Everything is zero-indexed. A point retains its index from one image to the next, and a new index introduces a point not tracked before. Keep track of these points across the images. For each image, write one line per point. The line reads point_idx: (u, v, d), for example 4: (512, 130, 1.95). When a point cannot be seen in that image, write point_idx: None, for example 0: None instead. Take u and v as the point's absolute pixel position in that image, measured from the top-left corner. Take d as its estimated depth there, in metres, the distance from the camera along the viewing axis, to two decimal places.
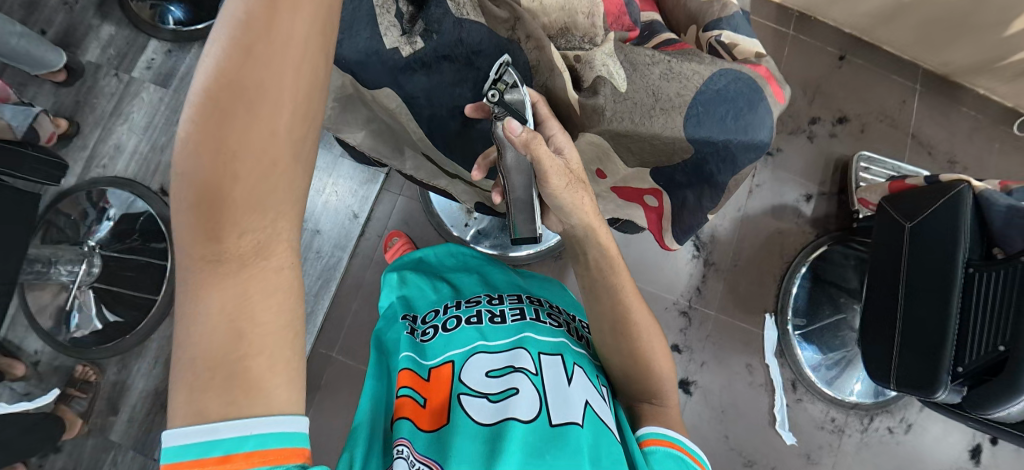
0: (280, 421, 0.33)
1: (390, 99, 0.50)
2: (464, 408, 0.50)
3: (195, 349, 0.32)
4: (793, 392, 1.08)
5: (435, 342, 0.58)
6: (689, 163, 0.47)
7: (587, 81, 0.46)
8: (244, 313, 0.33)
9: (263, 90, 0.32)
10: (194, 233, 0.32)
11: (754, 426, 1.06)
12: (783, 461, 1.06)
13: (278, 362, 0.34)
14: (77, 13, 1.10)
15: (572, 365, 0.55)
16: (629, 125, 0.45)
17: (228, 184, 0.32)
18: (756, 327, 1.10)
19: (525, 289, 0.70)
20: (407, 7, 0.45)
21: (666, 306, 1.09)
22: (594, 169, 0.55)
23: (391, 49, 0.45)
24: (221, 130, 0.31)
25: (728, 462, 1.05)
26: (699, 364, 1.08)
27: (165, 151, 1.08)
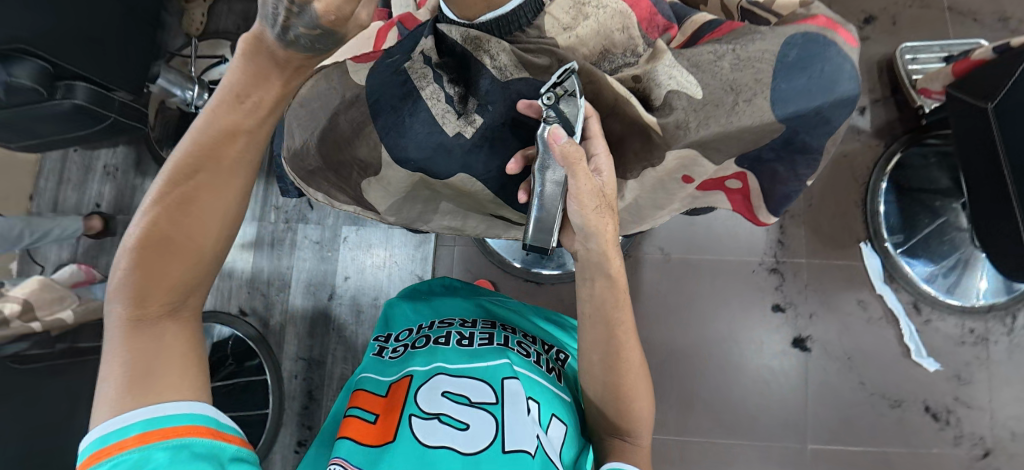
0: (196, 406, 0.38)
1: (463, 182, 0.51)
2: (412, 426, 0.51)
3: (117, 366, 0.38)
4: (919, 315, 1.00)
5: (401, 359, 0.61)
6: (777, 140, 0.42)
7: (657, 99, 0.44)
8: (159, 365, 0.39)
9: (209, 197, 0.40)
10: (126, 292, 0.39)
11: (889, 363, 0.99)
12: (932, 391, 0.98)
13: (183, 387, 0.39)
14: (121, 178, 1.18)
15: (527, 398, 0.54)
16: (721, 128, 0.42)
17: (163, 264, 0.40)
18: (855, 259, 1.03)
19: (508, 317, 0.69)
20: (454, 89, 0.48)
21: (753, 268, 1.04)
22: (681, 176, 0.48)
23: (454, 136, 0.48)
24: (165, 233, 0.39)
25: (873, 408, 0.98)
26: (808, 317, 1.02)
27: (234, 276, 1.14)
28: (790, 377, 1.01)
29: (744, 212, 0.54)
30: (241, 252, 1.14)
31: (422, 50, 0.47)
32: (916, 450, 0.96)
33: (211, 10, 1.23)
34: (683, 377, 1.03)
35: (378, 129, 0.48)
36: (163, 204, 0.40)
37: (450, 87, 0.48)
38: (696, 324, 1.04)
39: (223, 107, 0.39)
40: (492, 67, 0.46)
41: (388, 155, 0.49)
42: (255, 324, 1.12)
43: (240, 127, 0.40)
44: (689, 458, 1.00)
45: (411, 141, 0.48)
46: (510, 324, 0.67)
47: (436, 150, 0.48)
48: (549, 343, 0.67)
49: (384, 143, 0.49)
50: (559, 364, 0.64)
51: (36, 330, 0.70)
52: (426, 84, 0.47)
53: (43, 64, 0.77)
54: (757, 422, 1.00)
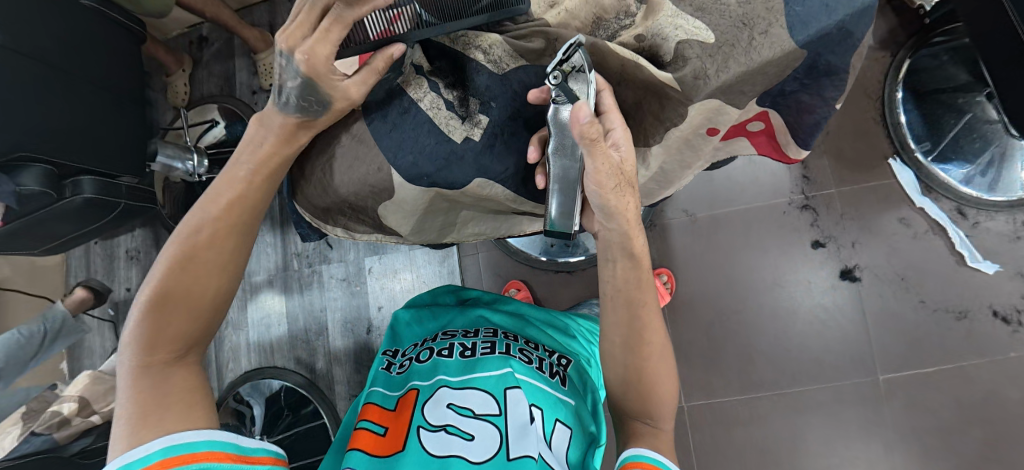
0: (212, 437, 0.40)
1: (483, 187, 0.49)
2: (421, 439, 0.52)
3: (129, 403, 0.41)
4: (966, 220, 0.96)
5: (404, 373, 0.62)
6: (800, 68, 0.40)
7: (668, 54, 0.42)
8: (167, 409, 0.40)
9: (210, 256, 0.44)
10: (138, 336, 0.42)
11: (945, 276, 0.95)
12: (998, 294, 0.93)
13: (191, 419, 0.41)
14: (144, 259, 1.20)
15: (531, 405, 0.54)
16: (742, 69, 0.40)
17: (169, 313, 0.43)
18: (887, 177, 0.99)
19: (511, 324, 0.68)
20: (452, 94, 0.47)
21: (784, 210, 1.01)
22: (705, 130, 0.45)
23: (463, 141, 0.46)
24: (172, 291, 0.43)
25: (939, 324, 0.94)
26: (851, 246, 0.99)
27: (272, 329, 1.15)
28: (846, 311, 0.97)
29: (772, 151, 0.51)
30: (272, 304, 1.15)
31: (410, 61, 0.47)
32: (994, 358, 0.92)
33: (192, 78, 1.24)
34: (735, 334, 1.00)
35: (388, 156, 0.46)
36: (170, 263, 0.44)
37: (448, 93, 0.47)
38: (736, 278, 1.02)
39: (225, 177, 0.45)
40: (486, 61, 0.46)
41: (400, 176, 0.47)
42: (302, 371, 1.13)
43: (241, 194, 0.45)
44: (760, 414, 0.97)
45: (423, 153, 0.46)
46: (515, 330, 0.67)
47: (450, 158, 0.46)
48: (553, 347, 0.67)
49: (395, 165, 0.46)
50: (564, 368, 0.63)
51: (96, 423, 0.71)
52: (423, 95, 0.46)
53: (46, 165, 0.78)
54: (822, 364, 0.97)
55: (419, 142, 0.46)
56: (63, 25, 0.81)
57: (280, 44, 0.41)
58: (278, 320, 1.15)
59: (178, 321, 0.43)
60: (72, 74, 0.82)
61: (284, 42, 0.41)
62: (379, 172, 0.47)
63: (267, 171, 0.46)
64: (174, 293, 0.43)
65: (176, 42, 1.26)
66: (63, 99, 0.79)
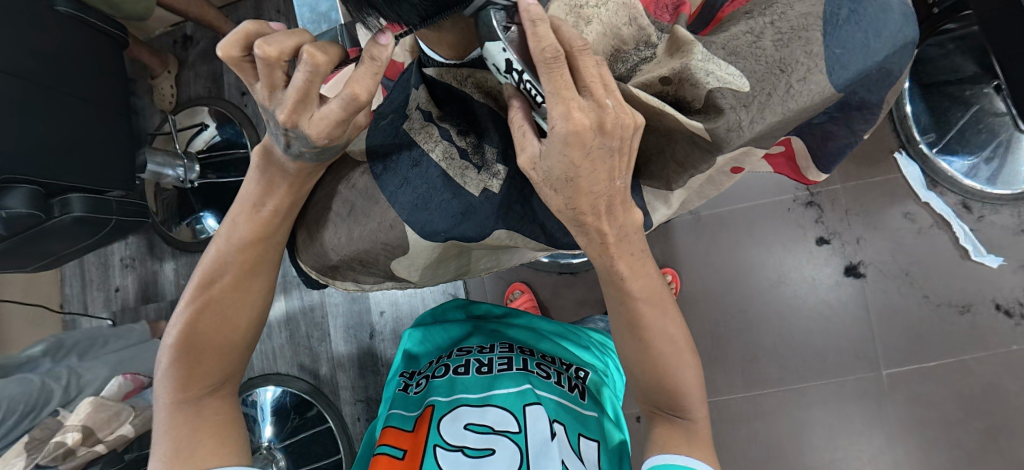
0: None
1: (502, 237, 0.47)
2: (438, 460, 0.51)
3: (165, 440, 0.43)
4: (971, 214, 0.95)
5: (422, 391, 0.60)
6: (834, 106, 0.39)
7: (699, 100, 0.39)
8: (201, 448, 0.42)
9: (232, 296, 0.44)
10: (170, 375, 0.44)
11: (948, 271, 0.95)
12: (1001, 288, 0.93)
13: (220, 456, 0.42)
14: (140, 267, 1.18)
15: (552, 422, 0.54)
16: (778, 118, 0.38)
17: (197, 352, 0.44)
18: (892, 171, 0.98)
19: (526, 338, 0.68)
20: (464, 140, 0.45)
21: (789, 206, 1.00)
22: (728, 169, 0.45)
23: (481, 194, 0.44)
24: (201, 333, 0.44)
25: (942, 318, 0.95)
26: (855, 243, 0.98)
27: (274, 336, 1.14)
28: (849, 308, 0.98)
29: (789, 172, 0.53)
30: (274, 312, 1.14)
31: (418, 106, 0.45)
32: (996, 351, 0.92)
33: (178, 80, 1.20)
34: (740, 332, 1.01)
35: (402, 214, 0.44)
36: (193, 304, 0.44)
37: (461, 140, 0.45)
38: (741, 277, 1.01)
39: (242, 219, 0.43)
40: (497, 108, 0.44)
41: (416, 233, 0.45)
42: (307, 378, 1.12)
43: (260, 235, 0.44)
44: (766, 411, 0.98)
45: (438, 212, 0.44)
46: (528, 345, 0.66)
47: (465, 214, 0.44)
48: (568, 360, 0.66)
49: (409, 223, 0.44)
50: (582, 379, 0.63)
51: (102, 452, 0.71)
52: (434, 145, 0.44)
53: (32, 185, 0.75)
54: (826, 361, 0.97)
55: (433, 199, 0.44)
56: (42, 37, 0.78)
57: (279, 121, 0.35)
58: (280, 327, 1.14)
59: (207, 359, 0.44)
60: (55, 87, 0.79)
61: (286, 121, 0.35)
62: (391, 229, 0.45)
63: (287, 203, 0.44)
64: (200, 333, 0.44)
65: (160, 42, 1.21)
66: (47, 114, 0.76)
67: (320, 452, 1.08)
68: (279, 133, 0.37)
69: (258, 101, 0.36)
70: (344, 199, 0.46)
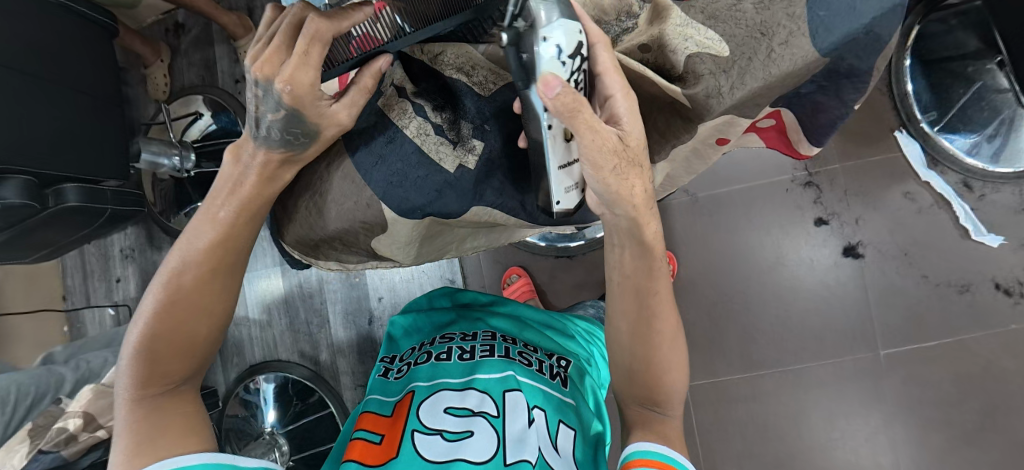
0: (211, 461, 0.41)
1: (480, 213, 0.48)
2: (415, 442, 0.50)
3: (123, 434, 0.41)
4: (972, 192, 0.94)
5: (403, 377, 0.61)
6: (821, 72, 0.38)
7: (678, 67, 0.40)
8: (161, 440, 0.41)
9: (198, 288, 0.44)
10: (131, 370, 0.43)
11: (948, 250, 0.94)
12: (1000, 267, 0.92)
13: (187, 445, 0.42)
14: (139, 257, 1.19)
15: (532, 407, 0.54)
16: (760, 84, 0.37)
17: (159, 347, 0.43)
18: (893, 150, 0.97)
19: (509, 328, 0.68)
20: (438, 115, 0.44)
21: (787, 187, 0.99)
22: (714, 140, 0.44)
23: (456, 170, 0.44)
24: (160, 330, 0.44)
25: (941, 298, 0.94)
26: (854, 223, 0.97)
27: (273, 324, 1.14)
28: (847, 289, 0.97)
29: (782, 146, 0.52)
30: (273, 299, 1.14)
31: (392, 82, 0.45)
32: (995, 331, 0.92)
33: (172, 68, 1.19)
34: (736, 315, 1.00)
35: (377, 191, 0.44)
36: (156, 297, 0.44)
37: (435, 117, 0.44)
38: (738, 259, 1.01)
39: (208, 213, 0.44)
40: (472, 84, 0.45)
41: (392, 211, 0.45)
42: (307, 364, 1.12)
43: (224, 235, 0.44)
44: (763, 392, 0.99)
45: (413, 188, 0.44)
46: (512, 333, 0.67)
47: (442, 192, 0.44)
48: (550, 348, 0.66)
49: (385, 200, 0.44)
50: (565, 367, 0.63)
51: (104, 437, 0.71)
52: (408, 121, 0.44)
53: (27, 175, 0.75)
54: (824, 342, 0.97)
55: (408, 177, 0.44)
56: (34, 25, 0.78)
57: (255, 74, 0.38)
58: (279, 313, 1.14)
59: (170, 352, 0.44)
60: (44, 76, 0.78)
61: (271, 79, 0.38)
62: (368, 208, 0.45)
63: (253, 198, 0.44)
64: (163, 325, 0.44)
65: (153, 30, 1.20)
66: (39, 104, 0.76)
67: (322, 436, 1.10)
68: (250, 98, 0.39)
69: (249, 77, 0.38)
70: (324, 181, 0.46)
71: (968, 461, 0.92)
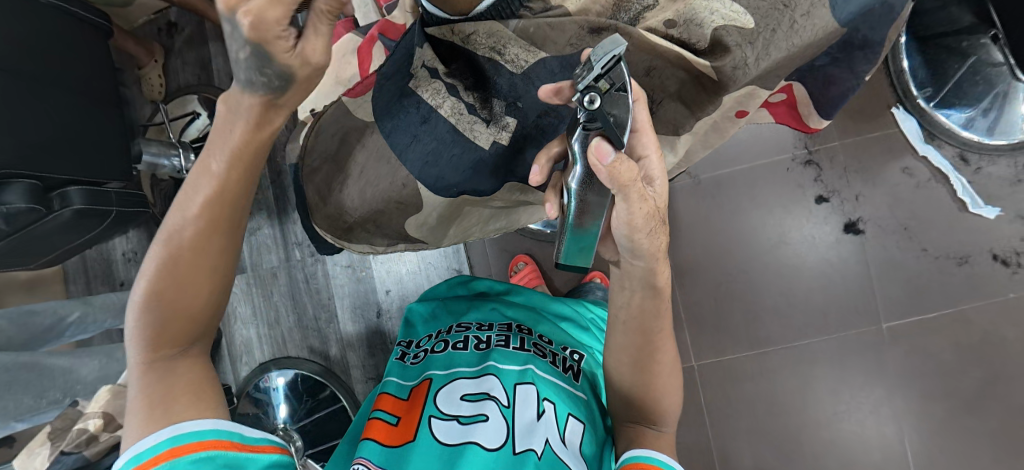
0: (217, 427, 0.43)
1: (511, 189, 0.57)
2: (431, 428, 0.53)
3: (137, 397, 0.43)
4: (969, 166, 0.96)
5: (422, 363, 0.63)
6: (836, 44, 0.42)
7: (705, 41, 0.44)
8: (173, 402, 0.43)
9: (195, 253, 0.44)
10: (139, 336, 0.44)
11: (947, 222, 0.96)
12: (997, 238, 0.94)
13: (198, 409, 0.43)
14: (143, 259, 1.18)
15: (542, 400, 0.55)
16: (784, 53, 0.42)
17: (164, 311, 0.44)
18: (890, 127, 0.98)
19: (525, 318, 0.70)
20: (471, 96, 0.50)
21: (788, 166, 1.01)
22: (733, 112, 0.48)
23: (489, 146, 0.52)
24: (163, 290, 0.43)
25: (940, 270, 0.96)
26: (855, 200, 0.99)
27: (282, 320, 1.15)
28: (848, 265, 0.99)
29: (791, 121, 0.55)
30: (279, 295, 1.15)
31: (423, 62, 0.49)
32: (994, 300, 0.94)
33: (166, 68, 1.18)
34: (741, 294, 1.02)
35: (413, 171, 0.52)
36: (155, 262, 0.44)
37: (468, 96, 0.50)
38: (740, 239, 1.02)
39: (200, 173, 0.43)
40: (504, 62, 0.48)
41: (426, 188, 0.53)
42: (317, 359, 1.13)
43: (221, 196, 0.43)
44: (769, 369, 1.00)
45: (447, 167, 0.52)
46: (526, 323, 0.69)
47: (476, 169, 0.53)
48: (565, 342, 0.67)
49: (421, 179, 0.52)
50: (577, 361, 0.64)
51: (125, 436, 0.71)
52: (442, 101, 0.50)
53: (32, 180, 0.75)
54: (827, 317, 0.99)
55: (443, 155, 0.51)
56: (36, 28, 0.78)
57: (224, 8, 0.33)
58: (287, 310, 1.15)
59: (176, 317, 0.44)
60: (48, 80, 0.78)
61: (253, 40, 0.34)
62: (404, 187, 0.53)
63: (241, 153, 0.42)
64: (165, 291, 0.44)
65: (145, 30, 1.19)
66: (40, 106, 0.76)
67: (334, 430, 1.11)
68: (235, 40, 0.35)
69: (218, 13, 0.34)
70: None
71: (971, 427, 0.94)
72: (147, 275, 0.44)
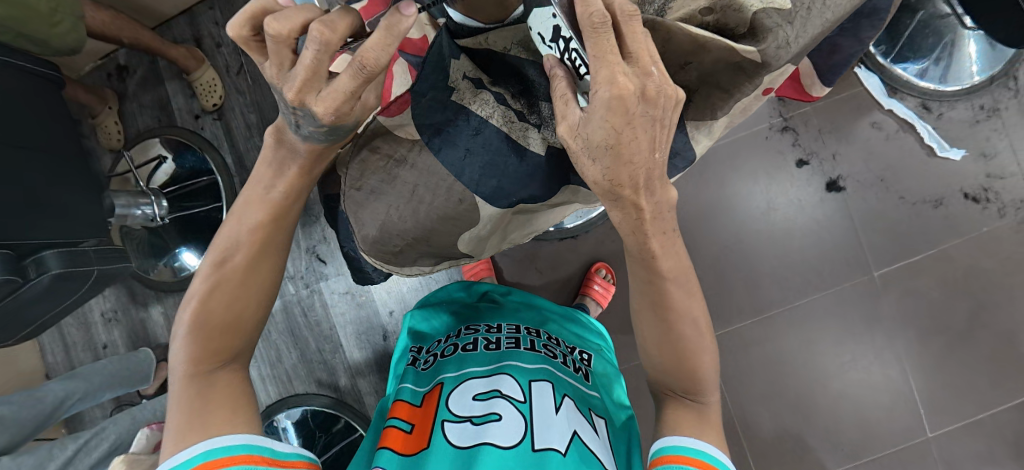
0: (256, 441, 0.44)
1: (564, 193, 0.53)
2: (445, 433, 0.52)
3: (178, 408, 0.44)
4: (931, 113, 1.01)
5: (432, 369, 0.64)
6: (850, 17, 0.45)
7: (744, 24, 0.43)
8: (213, 415, 0.44)
9: (245, 274, 0.48)
10: (184, 350, 0.46)
11: (919, 169, 1.01)
12: (965, 177, 1.00)
13: (236, 422, 0.45)
14: (124, 317, 1.12)
15: (563, 395, 0.57)
16: (820, 29, 0.43)
17: (210, 328, 0.47)
18: (856, 85, 1.03)
19: (533, 321, 0.72)
20: (517, 103, 0.50)
21: (766, 135, 1.04)
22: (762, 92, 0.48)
23: (545, 150, 0.49)
24: (213, 310, 0.47)
25: (919, 215, 1.01)
26: (832, 159, 1.03)
27: (284, 358, 1.11)
28: (835, 222, 1.03)
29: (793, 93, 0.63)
30: (278, 334, 1.11)
31: (466, 75, 0.49)
32: (971, 235, 1.00)
33: (122, 114, 1.12)
34: (739, 264, 1.05)
35: (469, 183, 0.49)
36: (206, 282, 0.47)
37: (515, 104, 0.50)
38: (731, 212, 1.05)
39: (253, 201, 0.48)
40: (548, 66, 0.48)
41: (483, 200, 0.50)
42: (327, 392, 1.10)
43: (269, 220, 0.48)
44: (776, 331, 1.04)
45: (507, 176, 0.49)
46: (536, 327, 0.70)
47: (533, 175, 0.49)
48: (572, 343, 0.70)
49: (477, 192, 0.50)
50: (587, 361, 0.66)
51: None
52: (492, 111, 0.49)
53: (5, 249, 0.70)
54: (822, 275, 1.03)
55: (499, 164, 0.49)
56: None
57: (289, 101, 0.39)
58: (288, 347, 1.11)
59: (222, 333, 0.47)
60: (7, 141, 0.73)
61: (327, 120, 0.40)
62: (461, 203, 0.50)
63: (288, 186, 0.48)
64: (214, 308, 0.47)
65: (93, 77, 1.12)
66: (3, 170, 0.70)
67: None
68: (289, 115, 0.41)
69: (288, 103, 0.39)
70: None
71: (966, 357, 1.00)
72: (196, 293, 0.47)
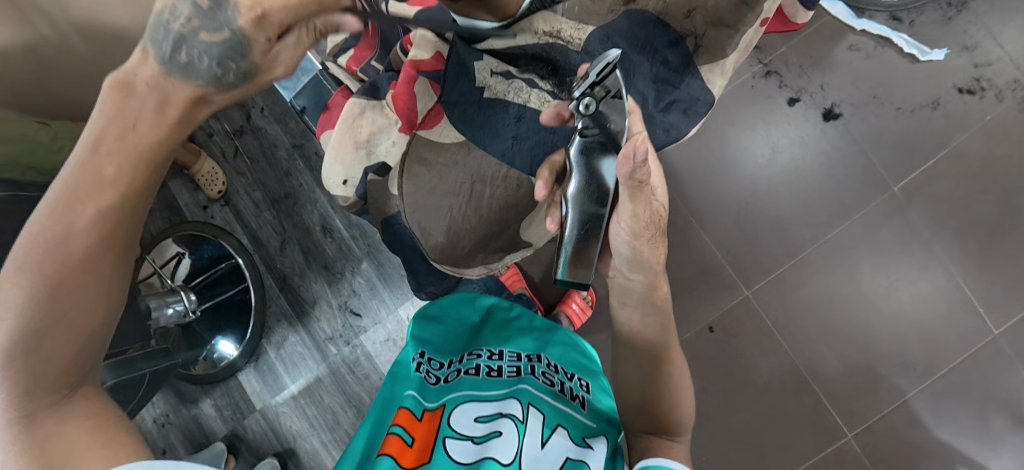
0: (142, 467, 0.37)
1: None
2: (448, 446, 0.53)
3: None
4: (903, 23, 1.03)
5: (433, 388, 0.63)
6: None
7: None
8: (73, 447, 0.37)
9: (82, 261, 0.39)
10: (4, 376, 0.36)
11: (908, 78, 1.02)
12: (954, 74, 1.01)
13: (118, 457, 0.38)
14: (177, 418, 1.12)
15: (556, 426, 0.58)
16: None
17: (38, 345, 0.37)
18: (824, 15, 1.05)
19: (531, 345, 0.74)
20: (549, 84, 0.74)
21: (752, 84, 1.06)
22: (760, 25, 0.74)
23: None
24: (39, 321, 0.37)
25: (920, 121, 1.02)
26: (821, 90, 1.04)
27: (342, 420, 1.10)
28: (841, 148, 1.04)
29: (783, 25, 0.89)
30: (330, 396, 1.10)
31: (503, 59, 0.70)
32: (977, 128, 1.01)
33: None
34: (761, 213, 1.05)
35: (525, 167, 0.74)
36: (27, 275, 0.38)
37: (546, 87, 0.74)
38: (739, 165, 1.06)
39: (78, 164, 0.39)
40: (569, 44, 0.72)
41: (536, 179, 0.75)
42: None
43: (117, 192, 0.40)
44: (815, 269, 1.04)
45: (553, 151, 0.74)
46: (536, 351, 0.72)
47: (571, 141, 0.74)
48: (570, 366, 0.70)
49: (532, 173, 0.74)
50: (585, 391, 0.66)
51: None
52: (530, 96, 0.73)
53: None
54: (844, 203, 1.03)
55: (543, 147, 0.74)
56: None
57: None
58: (343, 407, 1.10)
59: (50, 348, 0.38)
60: None
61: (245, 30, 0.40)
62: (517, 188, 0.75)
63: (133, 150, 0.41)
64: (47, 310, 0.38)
65: None
66: None
67: None
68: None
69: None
70: None
71: (1009, 246, 0.99)
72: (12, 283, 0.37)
